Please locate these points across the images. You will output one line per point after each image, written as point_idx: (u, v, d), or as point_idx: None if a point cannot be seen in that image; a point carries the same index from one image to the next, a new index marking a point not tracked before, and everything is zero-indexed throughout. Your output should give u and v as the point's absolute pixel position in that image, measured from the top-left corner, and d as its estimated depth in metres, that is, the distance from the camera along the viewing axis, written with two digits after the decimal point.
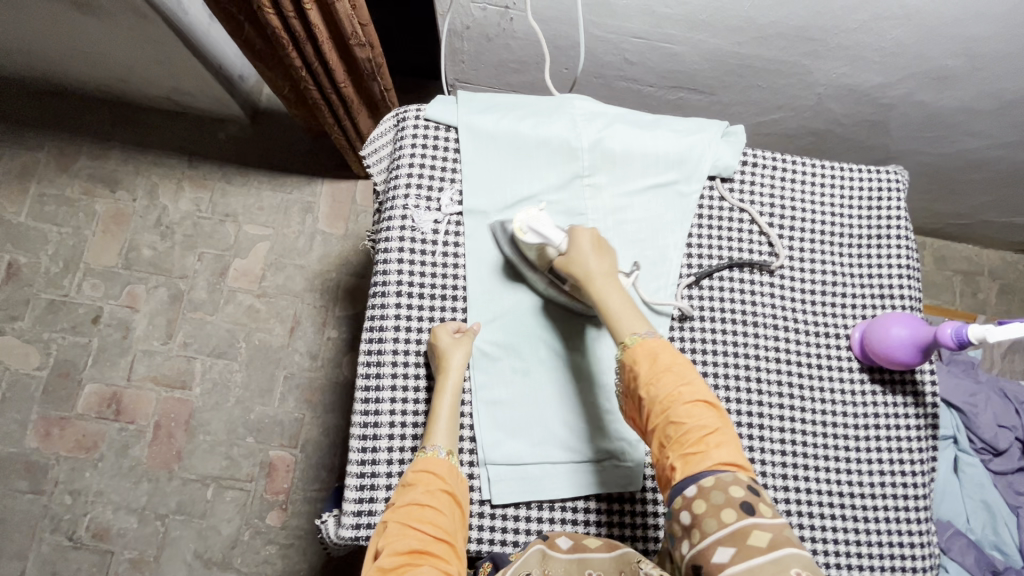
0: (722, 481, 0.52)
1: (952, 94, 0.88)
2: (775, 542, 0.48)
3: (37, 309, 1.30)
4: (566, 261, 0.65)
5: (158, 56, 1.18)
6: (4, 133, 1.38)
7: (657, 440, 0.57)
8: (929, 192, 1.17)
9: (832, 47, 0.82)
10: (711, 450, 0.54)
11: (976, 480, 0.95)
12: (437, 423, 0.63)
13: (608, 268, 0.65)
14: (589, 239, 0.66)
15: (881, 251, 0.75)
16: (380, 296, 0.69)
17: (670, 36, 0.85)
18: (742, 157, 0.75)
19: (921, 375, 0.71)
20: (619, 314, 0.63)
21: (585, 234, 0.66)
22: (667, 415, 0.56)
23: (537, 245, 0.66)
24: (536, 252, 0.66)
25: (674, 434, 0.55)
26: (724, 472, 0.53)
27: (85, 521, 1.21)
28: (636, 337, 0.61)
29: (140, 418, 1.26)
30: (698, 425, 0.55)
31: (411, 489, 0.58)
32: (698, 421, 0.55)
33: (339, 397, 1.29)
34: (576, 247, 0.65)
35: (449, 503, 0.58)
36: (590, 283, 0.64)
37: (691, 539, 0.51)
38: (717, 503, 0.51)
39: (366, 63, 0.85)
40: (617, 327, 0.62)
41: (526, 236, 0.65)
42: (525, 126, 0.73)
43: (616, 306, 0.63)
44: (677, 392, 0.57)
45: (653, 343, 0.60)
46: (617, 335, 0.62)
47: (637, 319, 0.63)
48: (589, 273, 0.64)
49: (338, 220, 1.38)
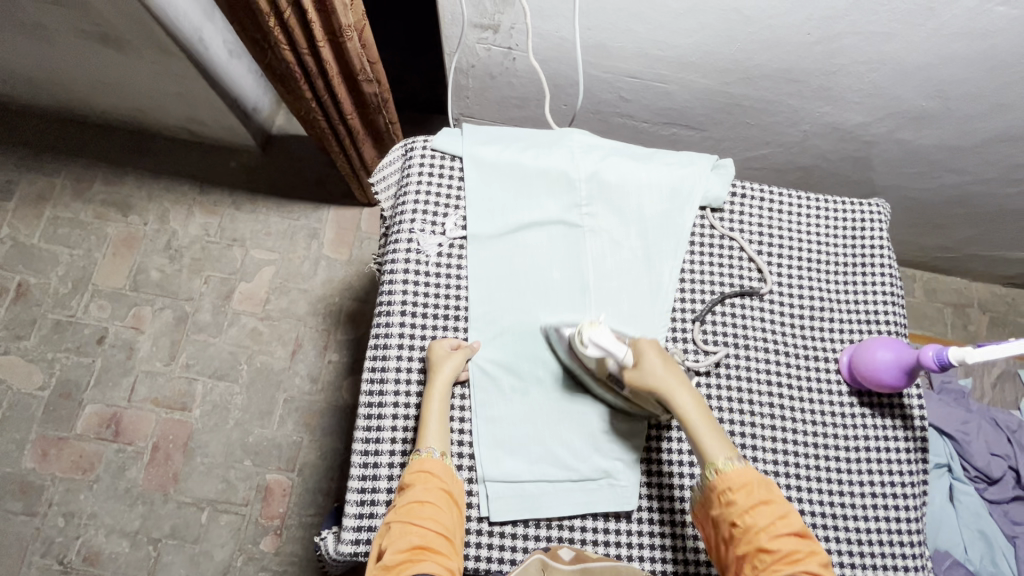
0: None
1: (930, 132, 0.93)
2: None
3: (44, 329, 1.32)
4: (640, 377, 0.64)
5: (178, 88, 1.24)
6: (23, 159, 1.43)
7: (747, 567, 0.58)
8: (916, 225, 1.21)
9: (814, 88, 0.88)
10: (801, 566, 0.56)
11: (971, 510, 0.96)
12: (428, 426, 0.65)
13: (679, 377, 0.65)
14: (657, 351, 0.66)
15: (865, 278, 0.78)
16: (385, 314, 0.72)
17: (663, 76, 0.90)
18: (731, 189, 0.79)
19: (908, 400, 0.73)
20: (704, 435, 0.63)
21: (648, 346, 0.66)
22: (760, 540, 0.57)
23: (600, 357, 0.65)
24: (597, 362, 0.66)
25: (768, 561, 0.57)
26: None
27: (77, 544, 1.20)
28: (728, 462, 0.62)
29: (138, 439, 1.27)
30: (789, 548, 0.57)
31: (410, 489, 0.60)
32: (788, 544, 0.57)
33: (338, 420, 1.29)
34: (645, 360, 0.65)
35: (447, 501, 0.61)
36: (667, 394, 0.64)
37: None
38: None
39: (373, 98, 0.91)
40: (704, 449, 0.63)
41: (588, 349, 0.65)
42: (526, 158, 0.77)
43: (696, 417, 0.63)
44: (771, 520, 0.58)
45: (745, 469, 0.61)
46: (705, 458, 0.62)
47: (722, 439, 0.63)
48: (665, 386, 0.64)
49: (343, 246, 1.41)
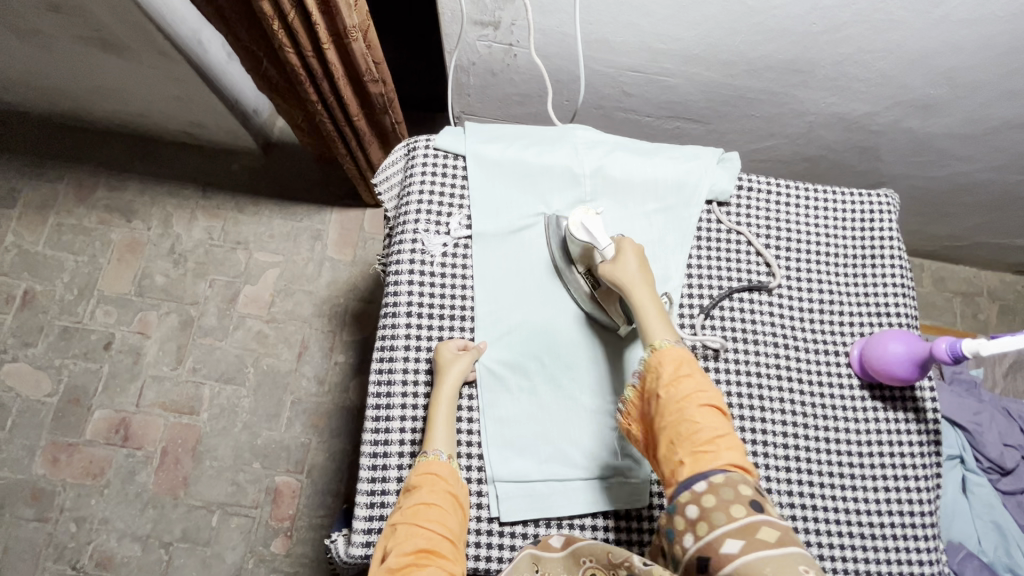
0: (732, 479, 0.54)
1: (938, 121, 0.91)
2: (783, 538, 0.49)
3: (51, 336, 1.33)
4: (611, 266, 0.67)
5: (179, 92, 1.23)
6: (25, 166, 1.43)
7: (667, 441, 0.57)
8: (924, 214, 1.20)
9: (821, 78, 0.87)
10: (722, 451, 0.55)
11: (984, 500, 0.95)
12: (435, 430, 0.65)
13: (649, 280, 0.66)
14: (635, 254, 0.68)
15: (875, 270, 0.77)
16: (391, 316, 0.72)
17: (666, 70, 0.89)
18: (737, 182, 0.79)
19: (921, 392, 0.73)
20: (650, 319, 0.64)
21: (629, 246, 0.68)
22: (682, 416, 0.57)
23: (585, 243, 0.68)
24: (581, 248, 0.69)
25: (689, 436, 0.56)
26: (733, 473, 0.54)
27: (89, 549, 1.21)
28: (665, 342, 0.62)
29: (147, 444, 1.27)
30: (709, 427, 0.56)
31: (417, 490, 0.60)
32: (708, 423, 0.56)
33: (345, 421, 1.29)
34: (622, 256, 0.67)
35: (453, 504, 0.60)
36: (628, 291, 0.65)
37: (697, 532, 0.52)
38: (726, 499, 0.52)
39: (379, 98, 0.90)
40: (648, 330, 0.63)
41: (576, 233, 0.68)
42: (529, 155, 0.77)
43: (651, 315, 0.64)
44: (695, 396, 0.58)
45: (678, 351, 0.61)
46: (646, 336, 0.63)
47: (669, 327, 0.64)
48: (630, 278, 0.65)
49: (346, 247, 1.41)
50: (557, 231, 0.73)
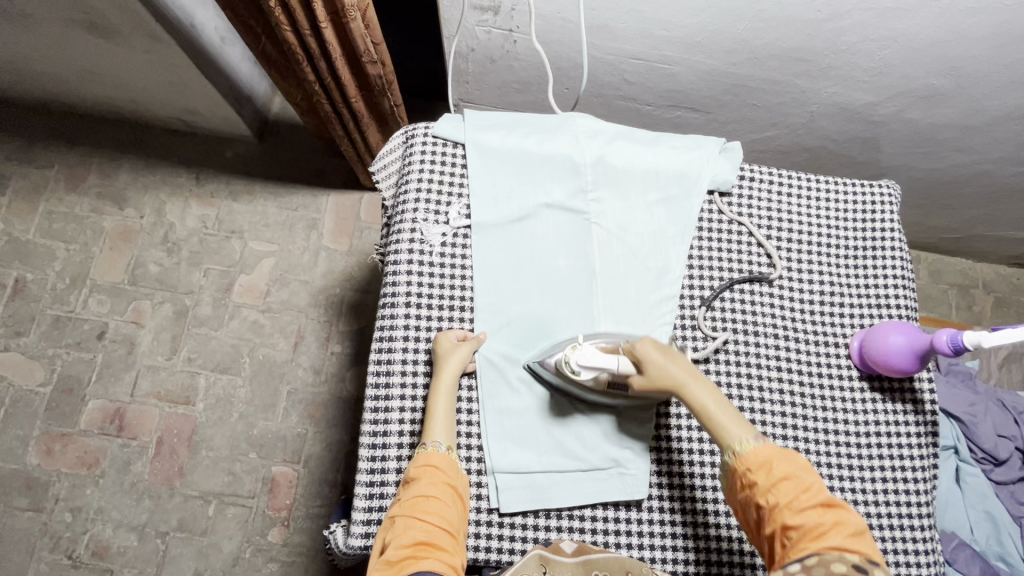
0: (826, 558, 0.52)
1: (940, 111, 0.91)
2: None
3: (43, 325, 1.31)
4: (648, 381, 0.63)
5: (170, 77, 1.21)
6: (14, 152, 1.40)
7: (775, 547, 0.55)
8: (923, 206, 1.20)
9: (823, 68, 0.86)
10: (832, 547, 0.53)
11: (978, 491, 0.96)
12: (433, 421, 0.64)
13: (689, 369, 0.64)
14: (652, 346, 0.64)
15: (876, 262, 0.77)
16: (389, 305, 0.71)
17: (668, 57, 0.88)
18: (739, 172, 0.78)
19: (919, 384, 0.73)
20: (721, 418, 0.61)
21: (648, 344, 0.64)
22: (784, 520, 0.55)
23: (592, 375, 0.64)
24: (592, 381, 0.65)
25: (795, 540, 0.54)
26: (837, 563, 0.52)
27: (85, 539, 1.20)
28: (745, 442, 0.59)
29: (142, 434, 1.26)
30: (814, 524, 0.54)
31: (416, 482, 0.60)
32: (812, 521, 0.54)
33: (342, 411, 1.29)
34: (649, 363, 0.63)
35: (451, 495, 0.60)
36: (681, 392, 0.63)
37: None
38: None
39: (377, 80, 0.88)
40: (721, 431, 0.61)
41: (580, 374, 0.64)
42: (529, 143, 0.75)
43: (715, 409, 0.62)
44: (796, 499, 0.55)
45: (764, 448, 0.59)
46: (723, 439, 0.61)
47: (736, 419, 0.61)
48: (675, 382, 0.63)
49: (342, 236, 1.40)
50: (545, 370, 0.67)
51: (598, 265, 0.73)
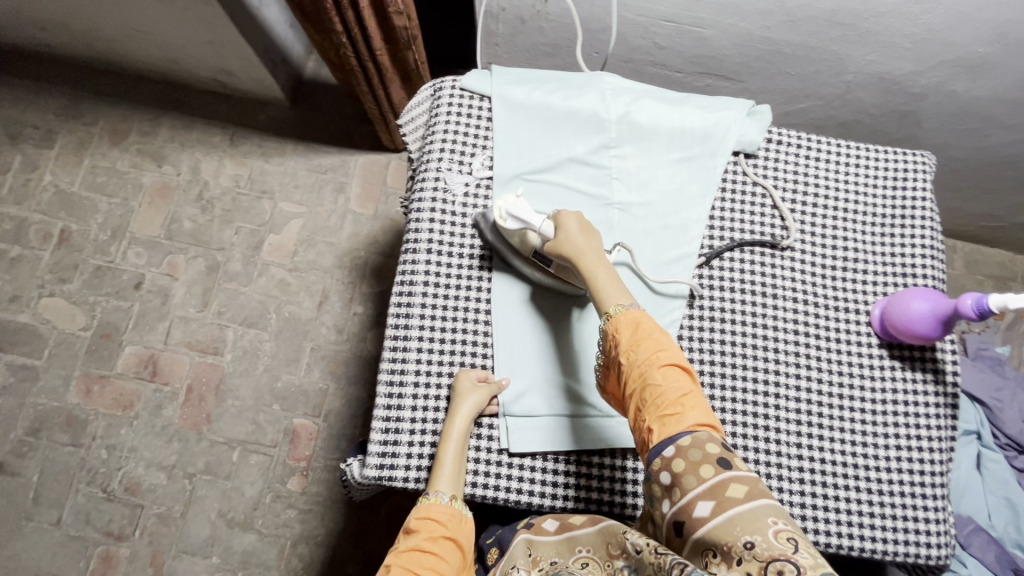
0: (699, 439, 0.54)
1: (985, 83, 0.87)
2: (752, 493, 0.50)
3: (85, 274, 1.38)
4: (555, 244, 0.66)
5: (210, 36, 1.25)
6: (62, 107, 1.47)
7: (634, 408, 0.58)
8: (961, 189, 1.16)
9: (862, 32, 0.83)
10: (689, 412, 0.55)
11: (999, 477, 0.94)
12: (441, 469, 0.64)
13: (597, 247, 0.65)
14: (574, 219, 0.67)
15: (905, 230, 0.75)
16: (411, 252, 0.73)
17: (700, 20, 0.87)
18: (767, 135, 0.77)
19: (942, 353, 0.71)
20: (605, 287, 0.63)
21: (571, 216, 0.67)
22: (644, 381, 0.57)
23: (520, 231, 0.69)
24: (519, 237, 0.69)
25: (654, 402, 0.56)
26: (704, 433, 0.54)
27: (118, 475, 1.27)
28: (619, 307, 0.62)
29: (173, 380, 1.32)
30: (674, 387, 0.56)
31: (414, 535, 0.61)
32: (673, 385, 0.56)
33: (362, 369, 1.33)
34: (564, 228, 0.66)
35: (451, 549, 0.61)
36: (580, 260, 0.64)
37: (672, 498, 0.52)
38: (695, 460, 0.52)
39: (403, 33, 0.92)
40: (601, 298, 0.63)
41: (506, 223, 0.69)
42: (555, 99, 0.76)
43: (603, 280, 0.63)
44: (654, 359, 0.58)
45: (635, 314, 0.61)
46: (600, 304, 0.63)
47: (621, 291, 0.63)
48: (577, 250, 0.65)
49: (368, 201, 1.42)
50: (485, 223, 0.72)
51: (615, 226, 0.73)
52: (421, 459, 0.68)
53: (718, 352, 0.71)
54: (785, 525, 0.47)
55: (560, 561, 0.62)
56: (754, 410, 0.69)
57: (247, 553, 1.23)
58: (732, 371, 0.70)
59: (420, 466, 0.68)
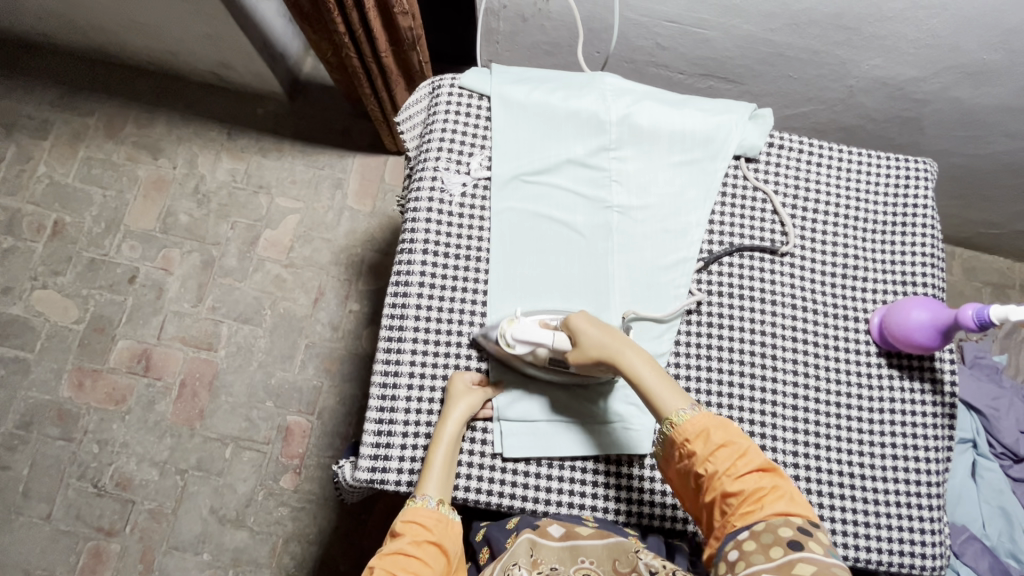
0: (773, 525, 0.54)
1: (988, 90, 0.87)
2: (820, 573, 0.50)
3: (79, 267, 1.37)
4: (580, 353, 0.63)
5: (208, 28, 1.23)
6: (57, 98, 1.45)
7: (718, 516, 0.57)
8: (962, 196, 1.15)
9: (866, 36, 0.82)
10: (765, 503, 0.55)
11: (994, 486, 0.94)
12: (429, 472, 0.63)
13: (625, 341, 0.64)
14: (590, 321, 0.65)
15: (906, 238, 0.74)
16: (407, 253, 0.72)
17: (703, 21, 0.86)
18: (768, 139, 0.76)
19: (940, 363, 0.71)
20: (657, 390, 0.61)
21: (583, 320, 0.64)
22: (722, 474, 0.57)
23: (530, 350, 0.65)
24: (530, 355, 0.66)
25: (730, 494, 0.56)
26: (783, 526, 0.53)
27: (110, 470, 1.26)
28: (682, 413, 0.60)
29: (167, 375, 1.31)
30: (752, 485, 0.56)
31: (399, 538, 0.60)
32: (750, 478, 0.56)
33: (357, 367, 1.32)
34: (583, 335, 0.63)
35: (435, 555, 0.60)
36: (616, 360, 0.62)
37: (733, 571, 0.53)
38: (765, 542, 0.53)
39: (407, 33, 0.91)
40: (659, 403, 0.61)
41: (515, 348, 0.65)
42: (555, 99, 0.75)
43: (652, 381, 0.62)
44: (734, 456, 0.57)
45: (699, 417, 0.59)
46: (660, 411, 0.61)
47: (674, 389, 0.62)
48: (609, 356, 0.62)
49: (366, 198, 1.41)
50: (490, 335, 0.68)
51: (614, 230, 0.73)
52: (413, 461, 0.67)
53: (716, 359, 0.70)
54: None
55: (561, 569, 0.60)
56: (751, 417, 0.69)
57: (238, 550, 1.22)
58: (730, 379, 0.70)
59: (412, 469, 0.67)
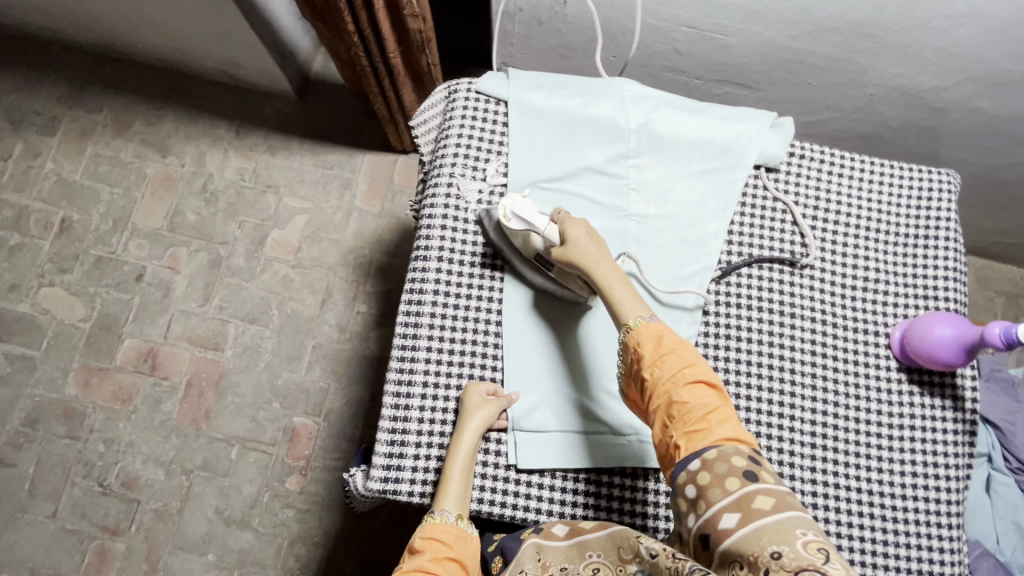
0: (725, 452, 0.52)
1: (1011, 101, 0.85)
2: (779, 505, 0.49)
3: (86, 265, 1.36)
4: (562, 249, 0.64)
5: (218, 26, 1.22)
6: (66, 94, 1.45)
7: (660, 427, 0.56)
8: (978, 206, 1.14)
9: (888, 45, 0.81)
10: (716, 429, 0.54)
11: (1009, 501, 0.92)
12: (448, 486, 0.62)
13: (608, 253, 0.64)
14: (579, 223, 0.66)
15: (927, 251, 0.73)
16: (421, 260, 0.71)
17: (722, 27, 0.85)
18: (789, 148, 0.75)
19: (961, 379, 0.70)
20: (620, 299, 0.62)
21: (576, 222, 0.65)
22: (670, 398, 0.56)
23: (523, 231, 0.67)
24: (522, 238, 0.67)
25: (681, 422, 0.55)
26: (730, 448, 0.53)
27: (115, 469, 1.26)
28: (640, 319, 0.60)
29: (173, 374, 1.31)
30: (701, 403, 0.55)
31: (418, 556, 0.58)
32: (698, 400, 0.55)
33: (364, 369, 1.31)
34: (570, 233, 0.64)
35: (455, 571, 0.58)
36: (592, 271, 0.63)
37: (698, 512, 0.51)
38: (720, 473, 0.51)
39: (417, 35, 0.90)
40: (618, 308, 0.62)
41: (511, 223, 0.66)
42: (573, 105, 0.74)
43: (619, 290, 0.62)
44: (680, 376, 0.56)
45: (657, 327, 0.60)
46: (618, 316, 0.62)
47: (637, 300, 0.62)
48: (589, 260, 0.63)
49: (375, 199, 1.40)
50: (490, 220, 0.70)
51: (630, 239, 0.72)
52: (426, 472, 0.66)
53: (734, 371, 0.69)
54: (814, 535, 0.47)
55: (570, 568, 0.60)
56: (768, 431, 0.68)
57: (243, 551, 1.22)
58: (747, 391, 0.69)
59: (426, 481, 0.66)
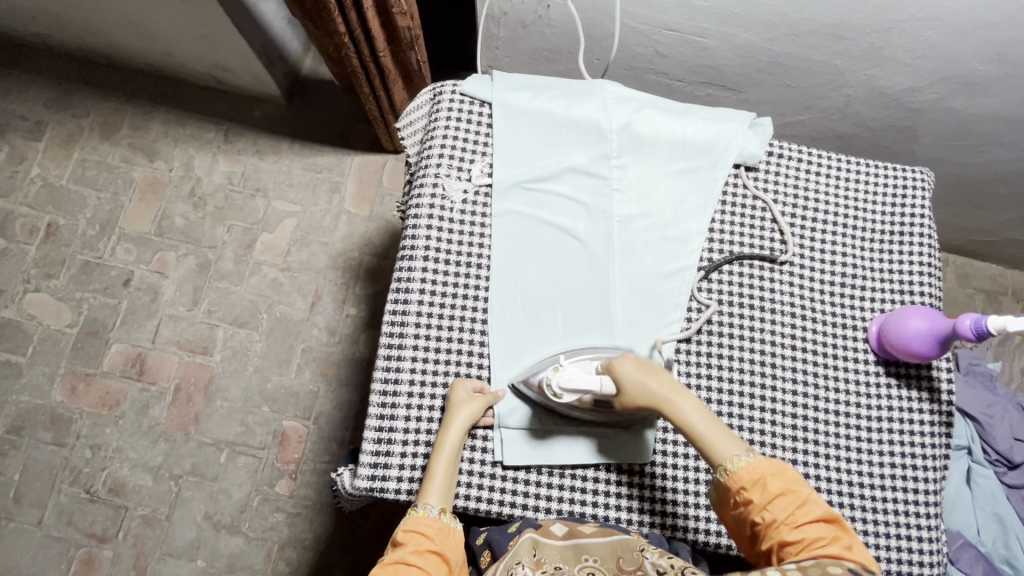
0: (822, 562, 0.52)
1: (982, 101, 0.88)
2: None
3: (72, 269, 1.35)
4: (624, 399, 0.63)
5: (205, 30, 1.23)
6: (52, 98, 1.44)
7: (776, 568, 0.55)
8: (955, 204, 1.16)
9: (863, 47, 0.83)
10: (818, 548, 0.53)
11: (988, 492, 0.94)
12: (432, 481, 0.63)
13: (673, 385, 0.63)
14: (628, 362, 0.64)
15: (903, 246, 0.75)
16: (407, 260, 0.72)
17: (703, 30, 0.86)
18: (767, 148, 0.77)
19: (937, 371, 0.72)
20: (709, 436, 0.61)
21: (627, 363, 0.64)
22: (778, 528, 0.56)
23: (576, 397, 0.64)
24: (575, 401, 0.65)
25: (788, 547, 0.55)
26: (835, 568, 0.52)
27: (102, 475, 1.25)
28: (737, 459, 0.59)
29: (161, 379, 1.30)
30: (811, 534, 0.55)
31: (401, 548, 0.59)
32: (809, 531, 0.55)
33: (354, 372, 1.31)
34: (624, 377, 0.63)
35: (436, 563, 0.59)
36: (664, 408, 0.62)
37: None
38: (811, 575, 0.51)
39: (406, 32, 0.91)
40: (712, 449, 0.60)
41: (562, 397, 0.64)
42: (556, 106, 0.75)
43: (701, 427, 0.61)
44: (791, 512, 0.56)
45: (756, 465, 0.58)
46: (713, 456, 0.60)
47: (724, 435, 0.60)
48: (655, 400, 0.62)
49: (364, 202, 1.41)
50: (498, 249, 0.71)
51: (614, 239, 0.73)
52: (413, 470, 0.67)
53: (716, 366, 0.71)
54: None
55: (565, 568, 0.60)
56: (750, 425, 0.69)
57: (233, 556, 1.21)
58: (730, 386, 0.70)
59: (413, 478, 0.67)
